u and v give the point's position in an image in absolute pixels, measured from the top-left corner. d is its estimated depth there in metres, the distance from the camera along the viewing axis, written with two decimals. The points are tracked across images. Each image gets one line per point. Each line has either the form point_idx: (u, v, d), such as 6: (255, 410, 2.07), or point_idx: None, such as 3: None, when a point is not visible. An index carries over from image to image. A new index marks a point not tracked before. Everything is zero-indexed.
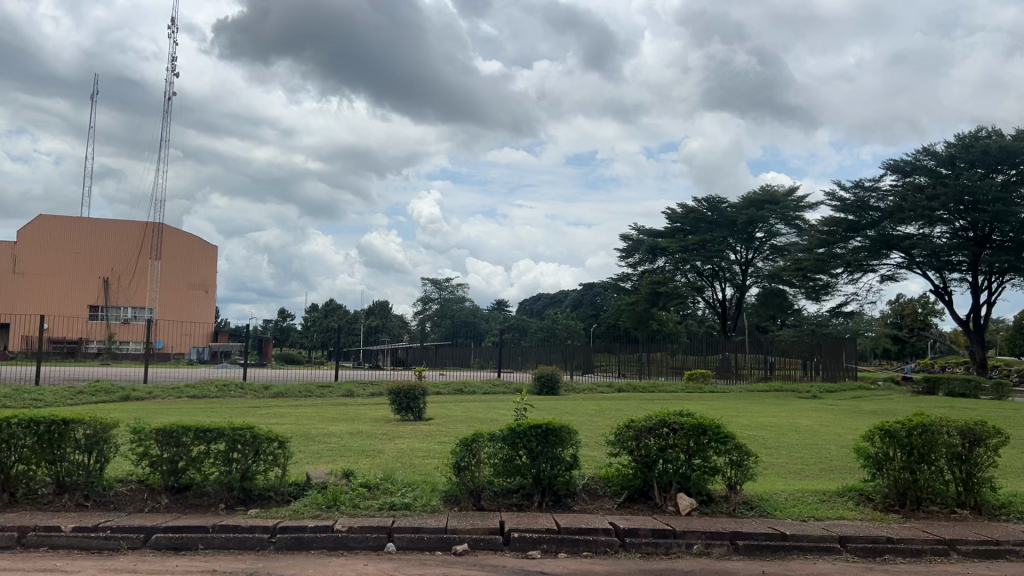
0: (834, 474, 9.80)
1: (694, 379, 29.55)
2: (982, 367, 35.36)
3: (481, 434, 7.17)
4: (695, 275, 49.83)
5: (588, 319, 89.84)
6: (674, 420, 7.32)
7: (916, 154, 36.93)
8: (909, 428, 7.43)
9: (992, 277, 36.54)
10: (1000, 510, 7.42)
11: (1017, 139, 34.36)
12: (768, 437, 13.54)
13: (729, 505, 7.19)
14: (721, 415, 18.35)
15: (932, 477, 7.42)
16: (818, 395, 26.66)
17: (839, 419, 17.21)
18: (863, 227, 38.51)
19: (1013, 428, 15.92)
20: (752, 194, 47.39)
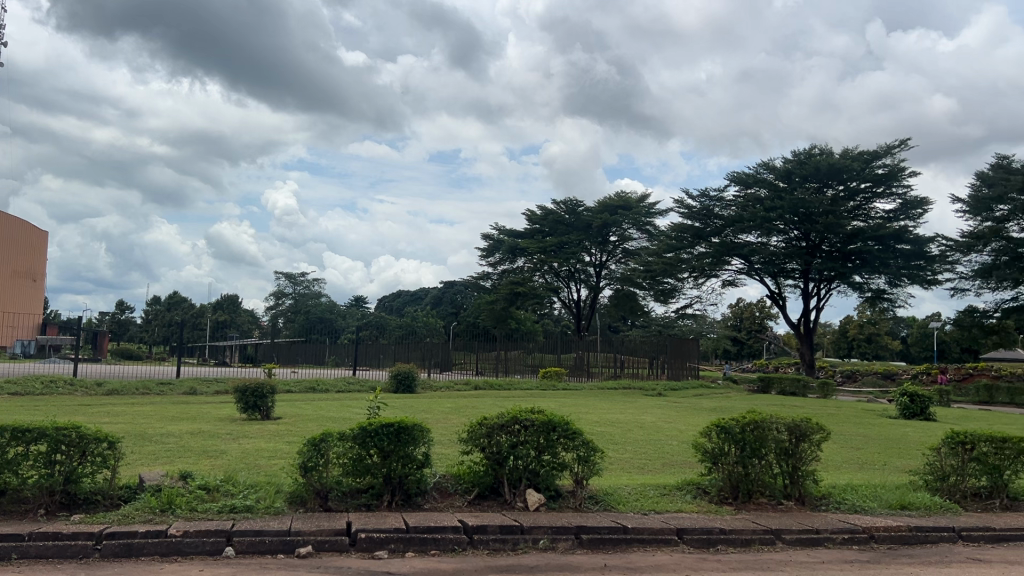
0: (673, 468, 10.26)
1: (548, 377, 30.24)
2: (811, 367, 38.06)
3: (330, 433, 6.98)
4: (552, 275, 50.84)
5: (447, 317, 89.96)
6: (526, 417, 7.44)
7: (757, 168, 39.27)
8: (741, 424, 7.88)
9: (820, 284, 39.43)
10: (821, 501, 8.01)
11: (845, 157, 37.16)
12: (617, 434, 13.96)
13: (576, 501, 7.39)
14: (571, 412, 18.83)
15: (762, 471, 7.90)
16: (663, 393, 27.86)
17: (681, 416, 18.09)
18: (707, 234, 40.60)
19: (836, 424, 17.22)
20: (607, 199, 48.92)
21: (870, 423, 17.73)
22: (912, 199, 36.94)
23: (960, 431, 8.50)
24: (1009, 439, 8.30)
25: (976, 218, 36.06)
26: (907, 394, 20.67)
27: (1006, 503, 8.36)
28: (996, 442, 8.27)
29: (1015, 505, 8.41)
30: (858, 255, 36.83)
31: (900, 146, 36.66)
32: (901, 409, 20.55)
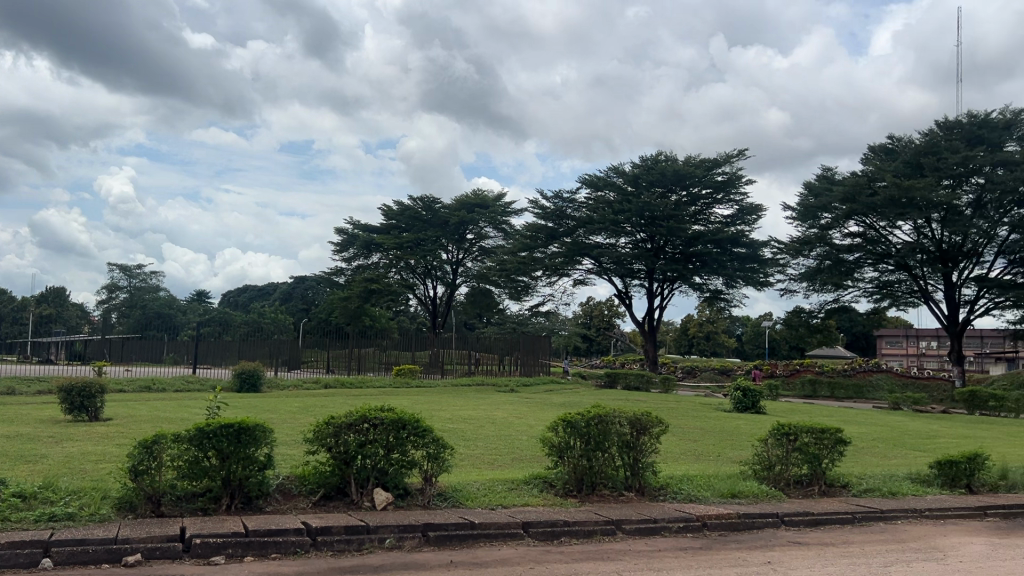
0: (522, 464, 10.42)
1: (402, 375, 30.03)
2: (654, 363, 39.74)
3: (164, 435, 6.63)
4: (407, 272, 50.49)
5: (297, 313, 87.50)
6: (375, 415, 7.31)
7: (607, 171, 40.54)
8: (586, 418, 8.12)
9: (664, 284, 41.28)
10: (660, 491, 8.37)
11: (689, 164, 39.02)
12: (468, 430, 14.04)
13: (424, 498, 7.37)
14: (422, 408, 18.78)
15: (606, 464, 8.17)
16: (515, 389, 28.31)
17: (531, 411, 18.41)
18: (560, 234, 41.54)
19: (676, 418, 18.03)
20: (463, 197, 49.07)
21: (707, 416, 18.75)
22: (748, 205, 39.34)
23: (785, 423, 9.11)
24: (827, 429, 9.00)
25: (803, 224, 38.77)
26: (740, 389, 21.95)
27: (824, 489, 9.05)
28: (816, 431, 8.94)
29: (831, 490, 9.12)
30: (698, 257, 38.84)
31: (738, 155, 38.93)
32: (735, 403, 21.80)
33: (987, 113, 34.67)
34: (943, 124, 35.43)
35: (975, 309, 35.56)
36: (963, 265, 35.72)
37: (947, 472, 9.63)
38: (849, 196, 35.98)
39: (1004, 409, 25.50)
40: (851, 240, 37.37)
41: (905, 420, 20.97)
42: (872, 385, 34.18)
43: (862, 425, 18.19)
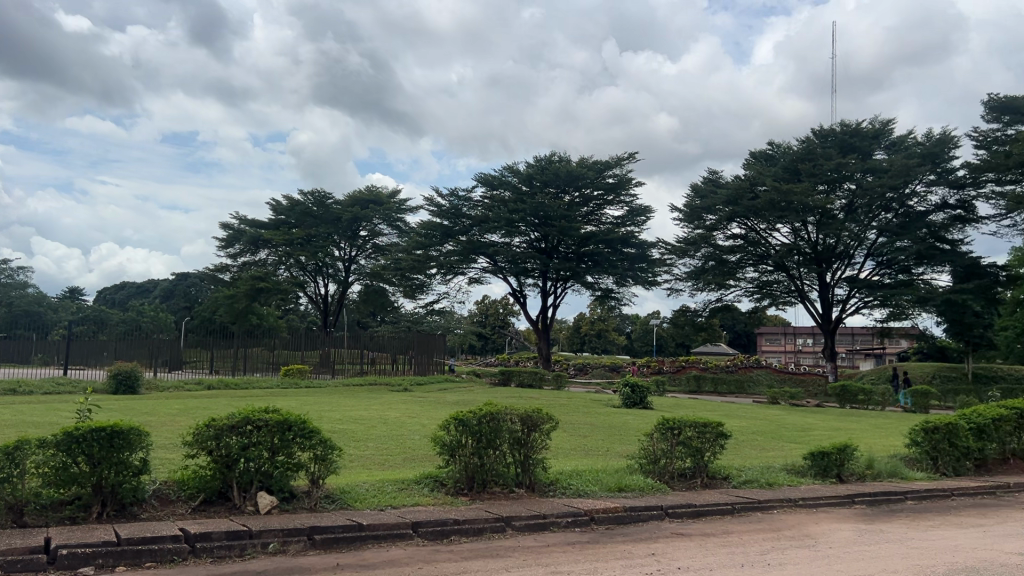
0: (414, 463, 10.38)
1: (291, 375, 29.29)
2: (547, 361, 40.27)
3: (28, 441, 6.25)
4: (298, 269, 49.34)
5: (179, 311, 84.12)
6: (258, 417, 7.09)
7: (502, 170, 40.73)
8: (477, 416, 8.11)
9: (558, 283, 41.88)
10: (550, 487, 8.46)
11: (581, 165, 39.69)
12: (358, 430, 13.86)
13: (310, 501, 7.21)
14: (310, 409, 18.40)
15: (497, 461, 8.20)
16: (408, 389, 28.12)
17: (423, 410, 18.32)
18: (455, 233, 41.47)
19: (566, 415, 18.35)
20: (357, 193, 48.30)
21: (596, 412, 19.12)
22: (638, 207, 40.36)
23: (670, 418, 9.38)
24: (708, 424, 9.33)
25: (689, 225, 40.04)
26: (628, 385, 22.47)
27: (706, 481, 9.37)
28: (699, 425, 9.26)
29: (712, 482, 9.46)
30: (590, 257, 39.67)
31: (628, 158, 39.88)
32: (624, 399, 22.32)
33: (858, 123, 36.78)
34: (818, 133, 37.35)
35: (846, 308, 37.67)
36: (836, 266, 37.77)
37: (818, 463, 10.17)
38: (732, 199, 37.47)
39: (871, 402, 27.19)
40: (734, 241, 38.90)
41: (781, 413, 22.04)
42: (752, 380, 36.21)
43: (743, 419, 19.00)
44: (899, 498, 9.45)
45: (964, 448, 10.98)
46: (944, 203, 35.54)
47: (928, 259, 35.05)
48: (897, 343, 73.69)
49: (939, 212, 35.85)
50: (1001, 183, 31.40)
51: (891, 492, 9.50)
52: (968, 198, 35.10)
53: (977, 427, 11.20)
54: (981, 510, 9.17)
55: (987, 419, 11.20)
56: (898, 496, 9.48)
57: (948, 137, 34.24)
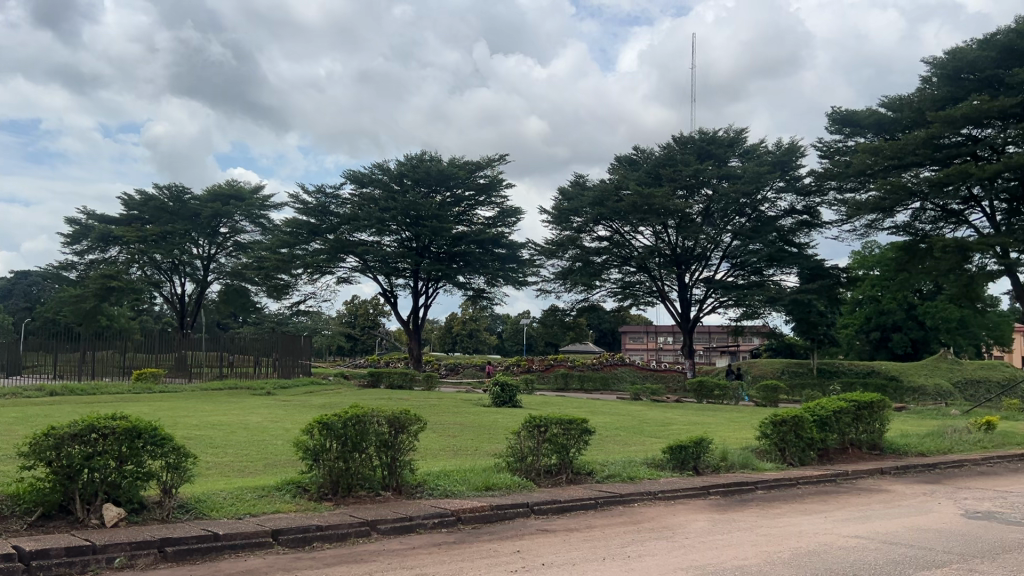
0: (274, 469, 10.04)
1: (143, 379, 27.62)
2: (418, 362, 40.08)
3: None
4: (153, 268, 46.90)
5: (18, 312, 78.20)
6: (104, 424, 6.66)
7: (371, 168, 40.17)
8: (343, 419, 7.92)
9: (428, 284, 41.75)
10: (416, 488, 8.40)
11: (452, 164, 39.70)
12: (217, 436, 13.33)
13: (162, 511, 6.86)
14: (165, 415, 17.56)
15: (362, 464, 8.06)
16: (271, 392, 27.30)
17: (286, 414, 17.82)
18: (322, 231, 40.55)
19: (433, 415, 18.29)
20: (216, 187, 46.40)
21: (464, 412, 19.19)
22: (508, 208, 40.82)
23: (536, 415, 9.51)
24: (574, 420, 9.53)
25: (558, 227, 40.76)
26: (498, 384, 22.66)
27: (571, 477, 9.57)
28: (564, 423, 9.43)
29: (578, 478, 9.67)
30: (461, 257, 39.86)
31: (499, 158, 40.26)
32: (494, 398, 22.48)
33: (715, 131, 38.63)
34: (679, 139, 38.92)
35: (704, 307, 39.48)
36: (694, 267, 39.54)
37: (677, 456, 10.58)
38: (598, 201, 38.48)
39: (726, 396, 28.54)
40: (600, 243, 40.00)
41: (642, 409, 22.85)
42: (616, 377, 37.36)
43: (607, 415, 19.55)
44: (750, 488, 9.97)
45: (809, 439, 11.70)
46: (792, 209, 37.79)
47: (777, 261, 37.22)
48: (750, 342, 77.96)
49: (788, 217, 38.11)
50: (842, 191, 33.73)
51: (744, 482, 10.02)
52: (814, 204, 37.49)
53: (820, 420, 12.01)
54: (823, 496, 9.83)
55: (829, 412, 12.05)
56: (750, 485, 10.01)
57: (796, 147, 36.47)
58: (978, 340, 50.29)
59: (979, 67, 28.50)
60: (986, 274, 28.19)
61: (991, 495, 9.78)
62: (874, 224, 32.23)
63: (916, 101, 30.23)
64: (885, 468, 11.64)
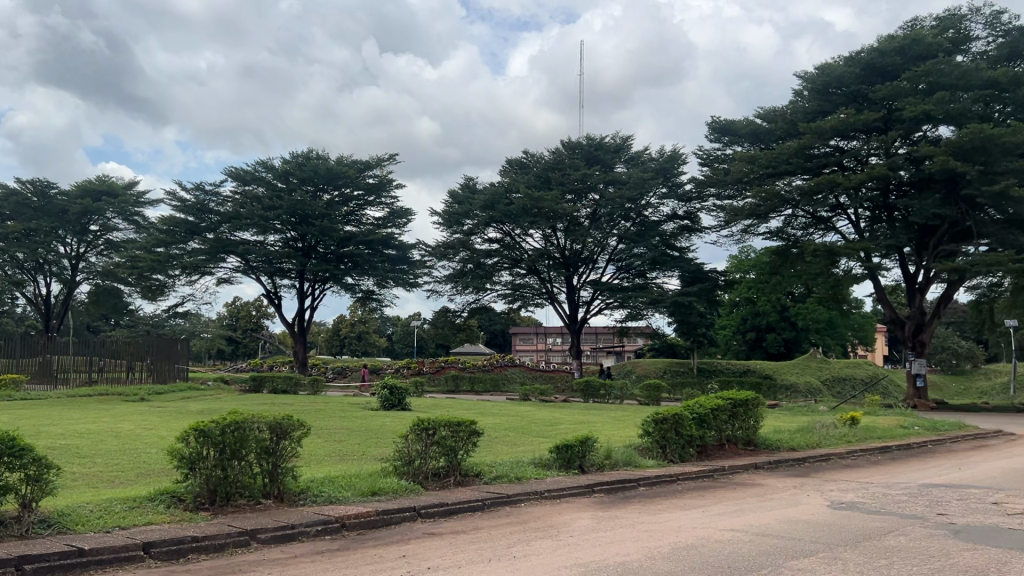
0: (147, 479, 9.60)
1: (2, 386, 25.78)
2: (303, 365, 39.26)
3: None
4: (15, 267, 43.95)
5: None
6: None
7: (255, 165, 38.95)
8: (222, 425, 7.63)
9: (315, 285, 40.89)
10: (299, 495, 8.19)
11: (340, 164, 38.99)
12: (84, 446, 12.61)
13: (20, 527, 6.42)
14: (27, 424, 16.48)
15: (241, 472, 7.80)
16: (146, 398, 26.08)
17: (160, 420, 17.03)
18: (201, 230, 39.06)
19: (319, 419, 17.85)
20: (86, 183, 43.91)
21: (350, 416, 18.86)
22: (398, 208, 40.49)
23: (424, 418, 9.44)
24: (462, 422, 9.54)
25: (448, 229, 40.69)
26: (387, 387, 22.40)
27: (459, 479, 9.56)
28: (452, 425, 9.43)
29: (466, 480, 9.66)
30: (349, 257, 39.24)
31: (388, 158, 39.86)
32: (382, 401, 22.21)
33: (602, 137, 39.55)
34: (567, 144, 39.58)
35: (591, 308, 40.29)
36: (581, 270, 40.29)
37: (563, 455, 10.73)
38: (489, 204, 38.62)
39: (611, 395, 29.21)
40: (490, 245, 40.17)
41: (530, 409, 23.10)
42: (505, 379, 37.62)
43: (495, 416, 19.64)
44: (633, 485, 10.23)
45: (688, 436, 12.14)
46: (674, 214, 39.09)
47: (660, 265, 38.40)
48: (636, 342, 80.03)
49: (670, 221, 39.38)
50: (721, 197, 35.10)
51: (627, 480, 10.27)
52: (694, 210, 38.90)
53: (699, 417, 12.45)
54: (700, 491, 10.19)
55: (707, 409, 12.50)
56: (632, 482, 10.27)
57: (677, 154, 37.74)
58: (843, 340, 53.43)
59: (845, 83, 30.30)
60: (851, 278, 29.96)
61: (854, 487, 10.39)
62: (750, 229, 33.67)
63: (788, 113, 31.80)
64: (759, 462, 12.19)
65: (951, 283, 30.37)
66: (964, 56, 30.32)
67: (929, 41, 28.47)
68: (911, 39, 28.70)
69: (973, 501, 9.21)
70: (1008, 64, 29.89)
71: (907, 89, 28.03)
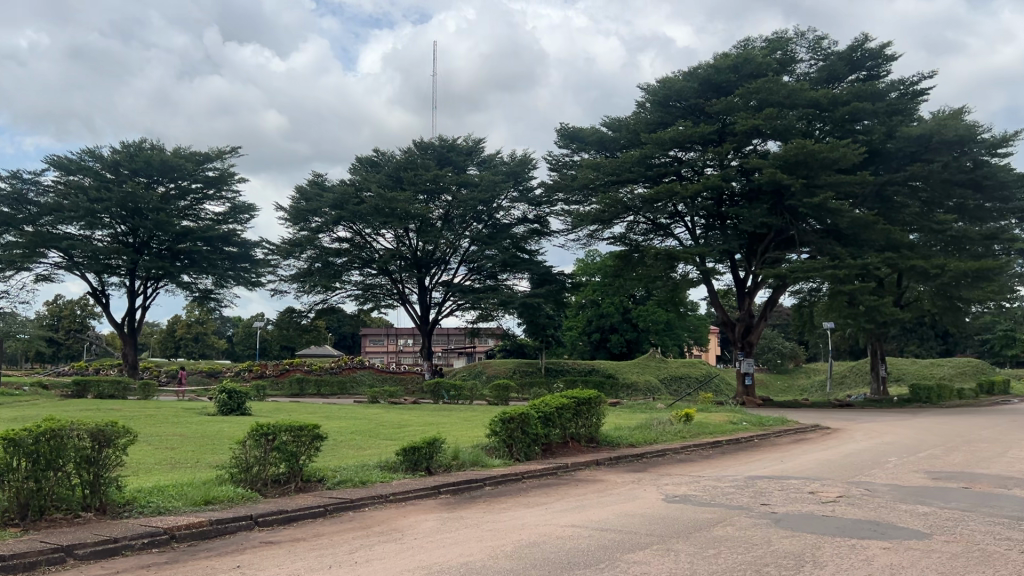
0: None
1: None
2: (134, 368, 37.08)
3: None
4: None
5: None
6: None
7: (81, 154, 36.31)
8: (35, 435, 7.04)
9: (147, 283, 38.68)
10: (123, 508, 7.69)
11: (176, 156, 37.04)
12: None
13: None
14: None
15: (58, 484, 7.24)
16: None
17: None
18: (18, 222, 36.00)
19: (145, 426, 16.84)
20: None
21: (183, 421, 17.92)
22: (240, 204, 38.96)
23: (263, 423, 9.10)
24: (303, 427, 9.31)
25: (294, 226, 39.52)
26: (225, 391, 21.45)
27: (300, 485, 9.28)
28: (293, 430, 9.16)
29: (307, 485, 9.40)
30: (186, 254, 37.44)
31: (230, 151, 38.29)
32: (220, 407, 21.24)
33: (454, 139, 39.76)
34: (419, 144, 39.43)
35: (442, 310, 40.34)
36: (433, 271, 40.31)
37: (410, 458, 10.64)
38: (338, 203, 37.86)
39: (461, 397, 29.34)
40: (339, 244, 39.38)
41: (377, 412, 22.86)
42: (354, 381, 37.04)
43: (338, 419, 19.25)
44: (478, 484, 10.29)
45: (534, 434, 12.37)
46: (524, 218, 39.85)
47: (511, 267, 38.98)
48: (487, 343, 80.88)
49: (520, 224, 40.15)
50: (569, 202, 36.09)
51: (473, 480, 10.33)
52: (543, 214, 39.84)
53: (545, 416, 12.71)
54: (543, 489, 10.40)
55: (552, 408, 12.78)
56: (478, 482, 10.33)
57: (528, 158, 38.53)
58: (680, 341, 56.23)
59: (684, 96, 31.86)
60: (688, 282, 31.55)
61: (687, 480, 10.96)
62: (596, 234, 34.79)
63: (632, 123, 33.11)
64: (600, 459, 12.59)
65: (778, 288, 32.58)
66: (789, 76, 32.70)
67: (758, 60, 30.51)
68: (743, 58, 30.63)
69: (791, 491, 9.90)
70: (827, 87, 32.45)
71: (739, 105, 29.86)
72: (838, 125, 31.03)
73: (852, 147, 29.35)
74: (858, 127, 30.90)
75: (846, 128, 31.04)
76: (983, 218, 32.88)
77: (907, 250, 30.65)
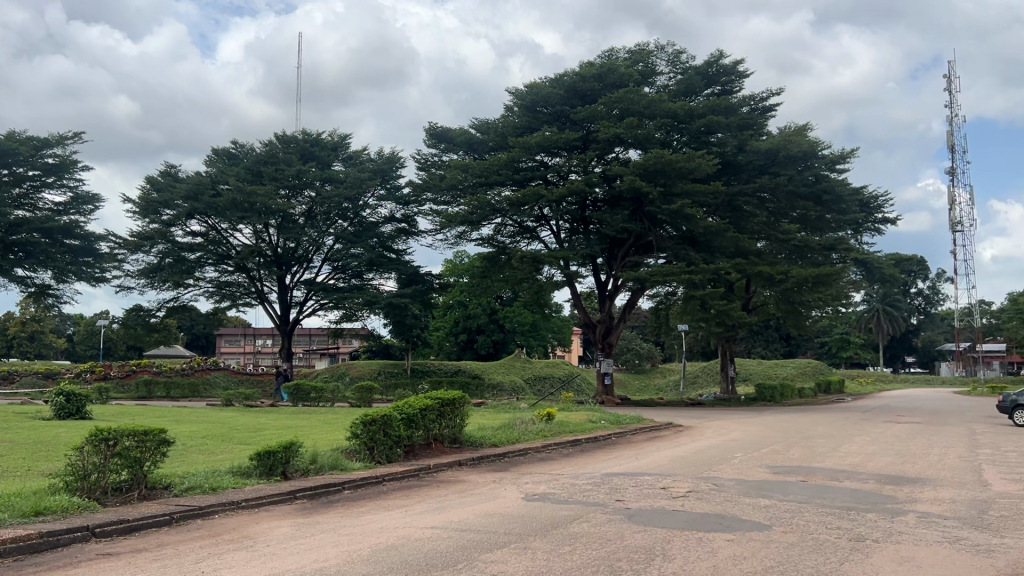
0: None
1: None
2: None
3: None
4: None
5: None
6: None
7: None
8: None
9: None
10: None
11: (10, 139, 34.34)
12: None
13: None
14: None
15: None
16: None
17: None
18: None
19: None
20: None
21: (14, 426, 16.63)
22: (83, 194, 36.58)
23: (104, 427, 8.56)
24: (148, 432, 8.83)
25: (143, 219, 37.43)
26: (63, 394, 20.06)
27: (144, 493, 8.80)
28: (137, 435, 8.66)
29: (151, 493, 8.92)
30: (21, 247, 34.79)
31: (72, 137, 35.88)
32: (56, 411, 19.81)
33: (318, 134, 38.89)
34: (281, 137, 38.33)
35: (304, 309, 39.30)
36: (295, 269, 39.22)
37: (264, 462, 10.30)
38: (192, 195, 36.18)
39: (322, 399, 28.63)
40: (193, 239, 37.66)
41: (232, 414, 22.00)
42: (207, 384, 35.53)
43: (187, 423, 18.37)
44: (337, 489, 10.08)
45: (396, 436, 12.25)
46: (391, 216, 39.50)
47: (377, 267, 38.43)
48: (351, 343, 79.65)
49: (388, 223, 39.75)
50: (437, 203, 36.04)
51: (331, 484, 10.10)
52: (411, 213, 39.62)
53: (407, 417, 12.60)
54: (403, 491, 10.29)
55: (415, 410, 12.69)
56: (336, 486, 10.12)
57: (396, 157, 38.16)
58: (545, 342, 57.26)
59: (550, 102, 32.43)
60: (552, 284, 32.13)
61: (546, 479, 11.14)
62: (463, 235, 34.89)
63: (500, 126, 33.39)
64: (462, 460, 12.62)
65: (637, 291, 33.69)
66: (650, 88, 33.96)
67: (621, 70, 31.52)
68: (607, 68, 31.57)
69: (644, 487, 10.26)
70: (684, 99, 33.72)
71: (603, 113, 30.70)
72: (694, 136, 32.45)
73: (706, 158, 30.79)
74: (712, 139, 32.46)
75: (702, 140, 32.53)
76: (823, 229, 35.23)
77: (756, 257, 32.42)
